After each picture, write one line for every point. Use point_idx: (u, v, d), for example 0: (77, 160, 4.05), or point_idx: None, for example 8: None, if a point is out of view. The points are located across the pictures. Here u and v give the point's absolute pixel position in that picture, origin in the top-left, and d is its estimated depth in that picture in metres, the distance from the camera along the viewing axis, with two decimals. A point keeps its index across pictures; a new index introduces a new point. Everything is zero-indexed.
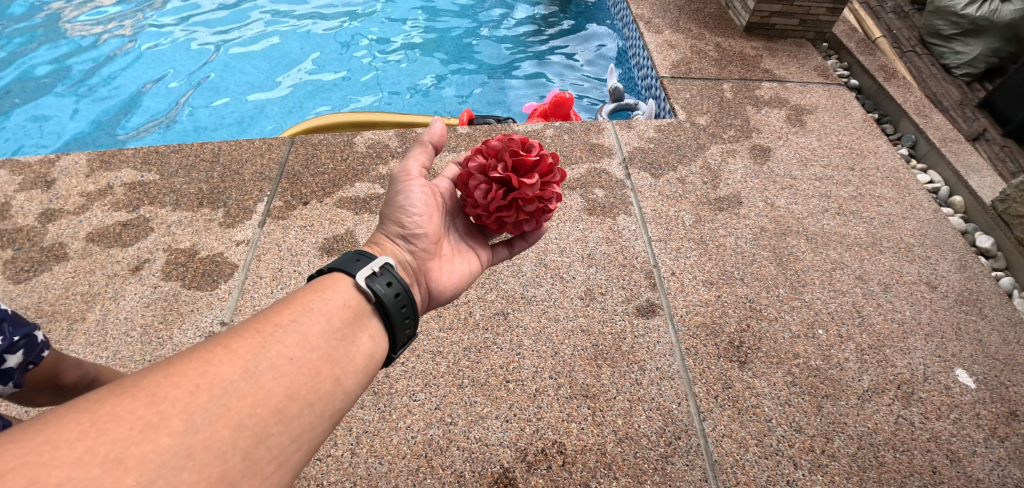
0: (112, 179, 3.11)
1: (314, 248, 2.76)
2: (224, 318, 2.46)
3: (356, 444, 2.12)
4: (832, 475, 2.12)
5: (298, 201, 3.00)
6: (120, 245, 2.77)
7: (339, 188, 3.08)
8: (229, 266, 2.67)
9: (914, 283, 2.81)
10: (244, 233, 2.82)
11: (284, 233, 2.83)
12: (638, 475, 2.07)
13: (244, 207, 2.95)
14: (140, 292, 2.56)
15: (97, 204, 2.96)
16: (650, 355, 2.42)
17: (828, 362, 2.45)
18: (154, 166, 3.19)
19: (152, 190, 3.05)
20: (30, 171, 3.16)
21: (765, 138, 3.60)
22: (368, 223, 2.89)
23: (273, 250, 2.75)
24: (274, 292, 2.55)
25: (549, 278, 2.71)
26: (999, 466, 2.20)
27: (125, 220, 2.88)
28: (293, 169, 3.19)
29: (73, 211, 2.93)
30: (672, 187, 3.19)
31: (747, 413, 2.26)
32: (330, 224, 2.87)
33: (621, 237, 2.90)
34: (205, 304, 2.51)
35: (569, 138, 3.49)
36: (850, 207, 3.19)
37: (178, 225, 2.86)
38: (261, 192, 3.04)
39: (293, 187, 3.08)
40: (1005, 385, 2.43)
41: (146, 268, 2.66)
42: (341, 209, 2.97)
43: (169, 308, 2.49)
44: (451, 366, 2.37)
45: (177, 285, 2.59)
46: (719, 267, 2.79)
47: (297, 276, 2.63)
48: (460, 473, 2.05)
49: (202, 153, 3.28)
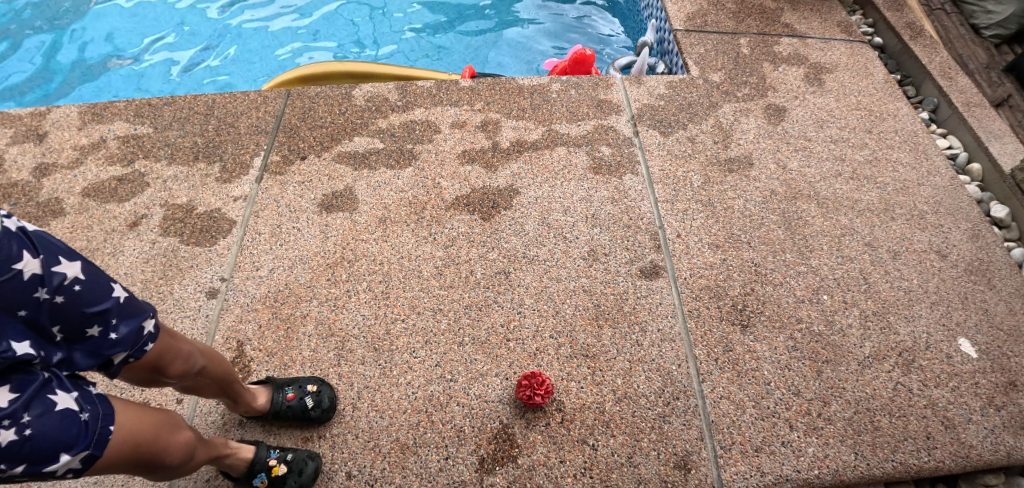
0: (105, 132, 3.07)
1: (313, 204, 2.75)
2: (224, 274, 2.49)
3: (358, 399, 2.18)
4: (827, 438, 2.15)
5: (295, 155, 2.96)
6: (116, 201, 2.75)
7: (338, 142, 3.02)
8: (227, 222, 2.67)
9: (923, 251, 2.76)
10: (241, 189, 2.79)
11: (281, 189, 2.80)
12: (635, 434, 2.11)
13: (241, 162, 2.91)
14: (138, 248, 2.56)
15: (91, 159, 2.93)
16: (652, 317, 2.41)
17: (830, 328, 2.45)
18: (147, 119, 3.14)
19: (145, 144, 3.01)
20: (21, 124, 3.12)
21: (782, 97, 3.48)
22: (368, 179, 2.86)
23: (271, 206, 2.73)
24: (272, 250, 2.57)
25: (552, 237, 2.66)
26: (993, 433, 2.21)
27: (120, 175, 2.86)
28: (290, 122, 3.13)
29: (67, 165, 2.91)
30: (681, 146, 3.09)
31: (746, 376, 2.27)
32: (328, 180, 2.85)
33: (626, 197, 2.83)
34: (205, 261, 2.53)
35: (576, 94, 3.37)
36: (864, 172, 3.10)
37: (174, 180, 2.83)
38: (257, 146, 2.99)
39: (290, 141, 3.03)
40: (1007, 356, 2.42)
41: (143, 224, 2.66)
42: (339, 163, 2.92)
43: (168, 264, 2.51)
44: (452, 324, 2.37)
45: (175, 241, 2.59)
46: (726, 230, 2.73)
47: (296, 233, 2.64)
48: (460, 428, 2.11)
49: (196, 106, 3.22)
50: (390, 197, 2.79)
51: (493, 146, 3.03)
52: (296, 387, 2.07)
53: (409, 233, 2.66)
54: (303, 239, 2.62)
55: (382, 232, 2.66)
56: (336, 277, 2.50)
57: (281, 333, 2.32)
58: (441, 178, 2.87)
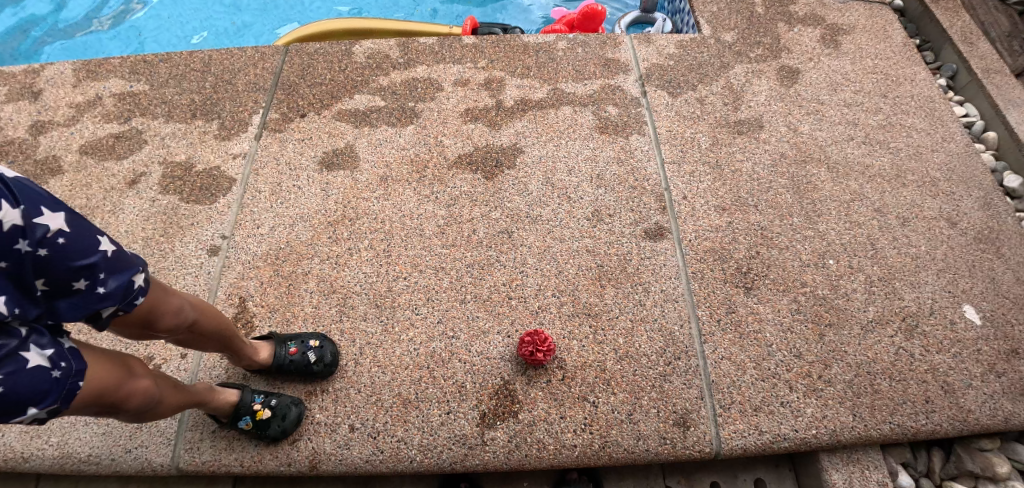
0: (101, 89, 3.04)
1: (313, 162, 2.73)
2: (225, 232, 2.50)
3: (360, 355, 2.23)
4: (826, 399, 2.18)
5: (294, 113, 2.93)
6: (114, 158, 2.75)
7: (338, 100, 2.98)
8: (226, 180, 2.66)
9: (932, 219, 2.71)
10: (241, 147, 2.78)
11: (281, 147, 2.78)
12: (635, 392, 2.15)
13: (239, 120, 2.89)
14: (138, 206, 2.58)
15: (87, 116, 2.91)
16: (655, 278, 2.42)
17: (834, 292, 2.44)
18: (142, 76, 3.09)
19: (142, 101, 2.98)
20: (15, 82, 3.10)
21: (795, 58, 3.39)
22: (369, 137, 2.84)
23: (271, 164, 2.72)
24: (273, 208, 2.57)
25: (556, 198, 2.64)
26: (992, 399, 2.22)
27: (117, 132, 2.84)
28: (288, 79, 3.08)
29: (63, 123, 2.90)
30: (690, 107, 3.03)
31: (748, 337, 2.29)
32: (329, 138, 2.82)
33: (633, 157, 2.79)
34: (205, 219, 2.54)
35: (583, 52, 3.27)
36: (877, 136, 3.02)
37: (172, 138, 2.82)
38: (256, 103, 2.96)
39: (289, 99, 2.99)
40: (1011, 323, 2.40)
41: (142, 182, 2.66)
42: (340, 122, 2.89)
43: (168, 222, 2.52)
44: (454, 282, 2.40)
45: (175, 199, 2.59)
46: (733, 193, 2.70)
47: (297, 191, 2.63)
48: (462, 384, 2.17)
49: (192, 63, 3.16)
50: (391, 155, 2.77)
51: (496, 104, 2.98)
52: (298, 342, 2.11)
53: (411, 192, 2.64)
54: (304, 197, 2.61)
55: (384, 191, 2.65)
56: (338, 235, 2.51)
57: (283, 290, 2.35)
58: (443, 136, 2.85)
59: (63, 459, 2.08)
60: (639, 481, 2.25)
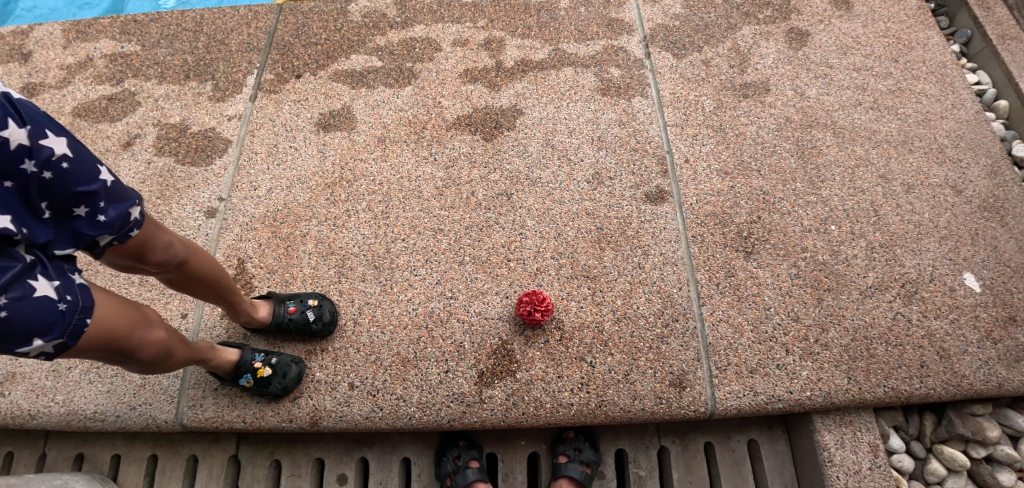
0: (91, 50, 2.97)
1: (310, 123, 2.69)
2: (222, 194, 2.50)
3: (359, 315, 2.26)
4: (821, 362, 2.21)
5: (289, 74, 2.86)
6: (107, 120, 2.72)
7: (334, 60, 2.90)
8: (222, 142, 2.64)
9: (938, 186, 2.65)
10: (236, 108, 2.74)
11: (277, 108, 2.74)
12: (632, 353, 2.19)
13: (234, 81, 2.83)
14: (134, 168, 2.57)
15: (78, 78, 2.87)
16: (655, 241, 2.42)
17: (834, 257, 2.44)
18: (133, 36, 3.02)
19: (133, 62, 2.92)
20: (4, 43, 3.05)
21: (805, 20, 3.18)
22: (366, 98, 2.78)
23: (267, 125, 2.69)
24: (269, 170, 2.56)
25: (556, 160, 2.61)
26: (986, 365, 2.25)
27: (110, 94, 2.80)
28: (282, 39, 2.98)
29: (55, 85, 2.86)
30: (695, 69, 2.94)
31: (746, 300, 2.31)
32: (325, 99, 2.77)
33: (635, 120, 2.74)
34: (202, 181, 2.53)
35: (585, 11, 3.14)
36: (885, 101, 2.90)
37: (165, 99, 2.78)
38: (249, 64, 2.89)
39: (283, 60, 2.92)
40: (1010, 291, 2.40)
41: (137, 144, 2.65)
42: (336, 82, 2.83)
43: (164, 184, 2.52)
44: (453, 244, 2.40)
45: (171, 161, 2.58)
46: (735, 157, 2.66)
47: (293, 153, 2.61)
48: (460, 344, 2.20)
49: (184, 22, 3.07)
50: (388, 116, 2.72)
51: (496, 65, 2.91)
52: (297, 301, 2.14)
53: (409, 153, 2.62)
54: (301, 159, 2.59)
55: (381, 153, 2.62)
56: (335, 197, 2.50)
57: (282, 251, 2.37)
58: (442, 97, 2.79)
59: (70, 417, 2.13)
60: (634, 441, 2.31)
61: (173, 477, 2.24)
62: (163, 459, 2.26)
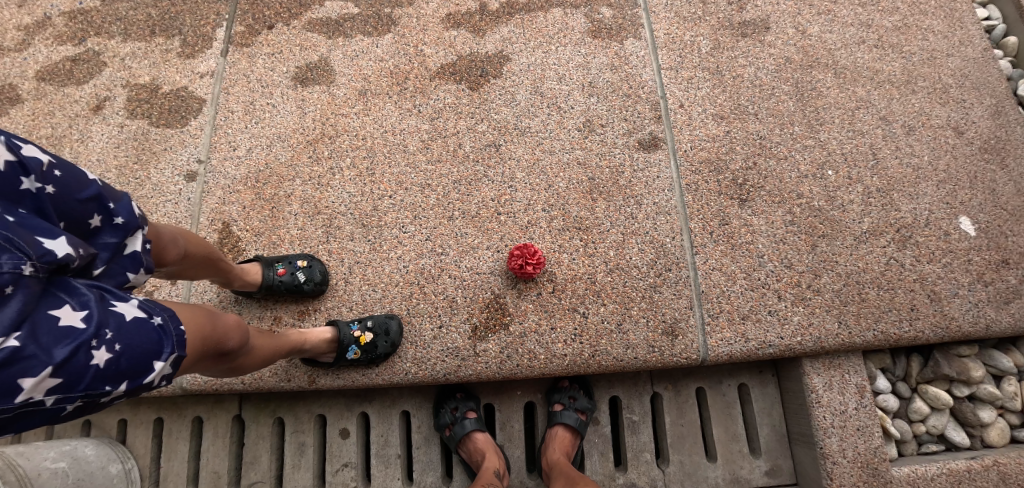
0: (48, 7, 2.69)
1: (286, 78, 2.56)
2: (200, 156, 2.43)
3: (350, 274, 2.25)
4: (813, 308, 2.24)
5: (261, 25, 2.64)
6: (74, 83, 2.56)
7: (307, 7, 2.66)
8: (196, 101, 2.53)
9: (940, 128, 2.57)
10: (207, 64, 2.58)
11: (250, 63, 2.58)
12: (625, 302, 2.20)
13: (203, 35, 2.63)
14: (107, 133, 2.48)
15: (38, 39, 2.63)
16: (647, 191, 2.38)
17: (831, 204, 2.40)
18: None
19: (94, 18, 2.66)
20: None
21: None
22: (344, 48, 2.61)
23: (242, 82, 2.55)
24: (248, 128, 2.47)
25: (545, 108, 2.52)
26: (975, 307, 2.28)
27: (73, 55, 2.60)
28: None
29: (13, 47, 2.62)
30: (691, 7, 2.73)
31: (740, 248, 2.30)
32: (300, 51, 2.60)
33: (627, 64, 2.61)
34: (178, 143, 2.46)
35: None
36: (890, 39, 2.74)
37: (132, 58, 2.60)
38: (218, 15, 2.66)
39: (252, 7, 2.68)
40: (1005, 235, 2.39)
41: (108, 107, 2.52)
42: (311, 33, 2.63)
43: (141, 148, 2.45)
44: (441, 199, 2.36)
45: (145, 124, 2.49)
46: (733, 100, 2.57)
47: (271, 109, 2.50)
48: (453, 299, 2.20)
49: None
50: (369, 67, 2.58)
51: (480, 7, 2.69)
52: (286, 263, 2.13)
53: (392, 106, 2.52)
54: (280, 115, 2.50)
55: (363, 106, 2.51)
56: (318, 154, 2.43)
57: (267, 213, 2.34)
58: (424, 44, 2.62)
59: None
60: (627, 388, 2.35)
61: (180, 438, 2.29)
62: (169, 421, 2.30)
